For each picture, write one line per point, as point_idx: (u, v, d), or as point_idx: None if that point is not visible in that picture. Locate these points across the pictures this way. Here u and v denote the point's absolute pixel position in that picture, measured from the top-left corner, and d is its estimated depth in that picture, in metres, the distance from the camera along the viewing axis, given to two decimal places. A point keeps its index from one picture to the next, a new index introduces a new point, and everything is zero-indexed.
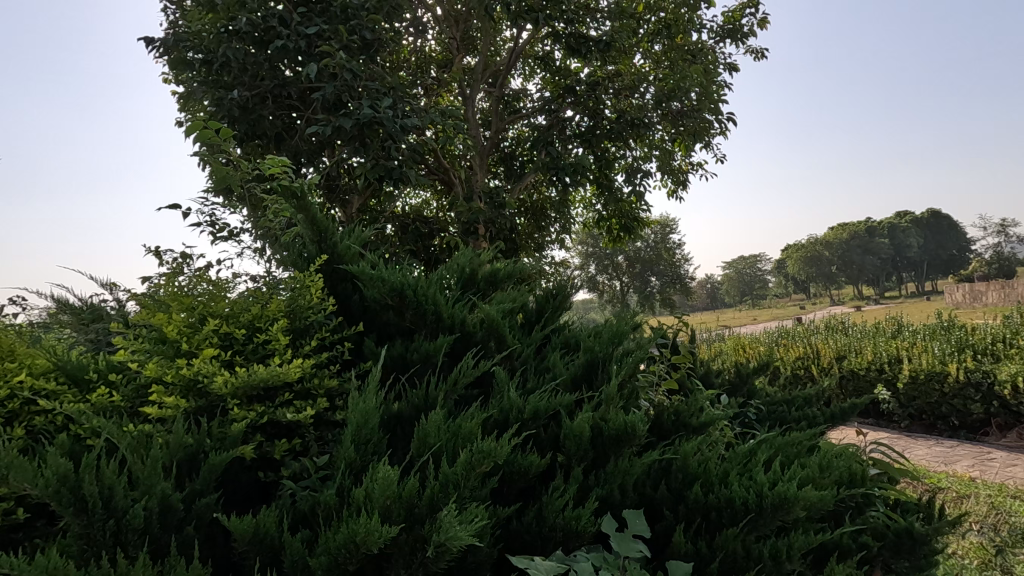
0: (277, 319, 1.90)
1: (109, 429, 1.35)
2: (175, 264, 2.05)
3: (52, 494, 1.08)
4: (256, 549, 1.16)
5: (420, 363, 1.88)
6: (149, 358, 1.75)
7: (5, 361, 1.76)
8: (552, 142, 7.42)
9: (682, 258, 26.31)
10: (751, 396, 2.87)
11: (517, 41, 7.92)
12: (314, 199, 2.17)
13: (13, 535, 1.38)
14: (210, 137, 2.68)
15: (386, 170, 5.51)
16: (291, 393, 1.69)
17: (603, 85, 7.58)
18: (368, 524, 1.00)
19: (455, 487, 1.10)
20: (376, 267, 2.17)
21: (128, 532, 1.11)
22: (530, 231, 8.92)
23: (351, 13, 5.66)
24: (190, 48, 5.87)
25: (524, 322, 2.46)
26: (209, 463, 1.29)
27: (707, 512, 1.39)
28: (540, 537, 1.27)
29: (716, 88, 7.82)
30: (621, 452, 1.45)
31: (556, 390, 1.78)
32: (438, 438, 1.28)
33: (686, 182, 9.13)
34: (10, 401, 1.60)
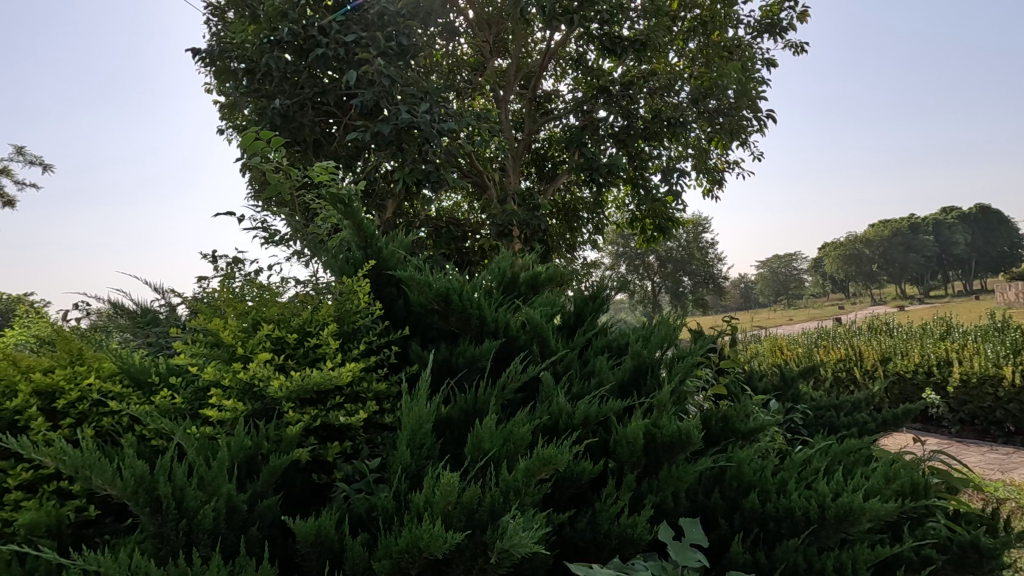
0: (327, 323, 1.94)
1: (176, 432, 1.41)
2: (227, 270, 2.12)
3: (130, 494, 1.14)
4: (317, 551, 1.18)
5: (466, 368, 1.89)
6: (206, 362, 1.82)
7: (74, 364, 1.86)
8: (585, 142, 7.37)
9: (715, 258, 25.84)
10: (797, 399, 2.81)
11: (551, 43, 7.89)
12: (361, 206, 2.22)
13: (85, 530, 1.45)
14: (260, 146, 2.75)
15: (422, 174, 5.59)
16: (341, 396, 1.72)
17: (637, 84, 7.49)
18: (431, 530, 1.01)
19: (515, 494, 1.10)
20: (421, 271, 2.20)
21: (199, 532, 1.15)
22: (562, 231, 8.89)
23: (388, 19, 5.74)
24: (235, 59, 6.06)
25: (564, 325, 2.45)
26: (269, 466, 1.33)
27: (766, 522, 1.36)
28: (595, 544, 1.26)
29: (754, 84, 7.62)
30: (673, 459, 1.43)
31: (603, 395, 1.77)
32: (493, 443, 1.29)
33: (722, 181, 8.95)
34: (80, 402, 1.68)
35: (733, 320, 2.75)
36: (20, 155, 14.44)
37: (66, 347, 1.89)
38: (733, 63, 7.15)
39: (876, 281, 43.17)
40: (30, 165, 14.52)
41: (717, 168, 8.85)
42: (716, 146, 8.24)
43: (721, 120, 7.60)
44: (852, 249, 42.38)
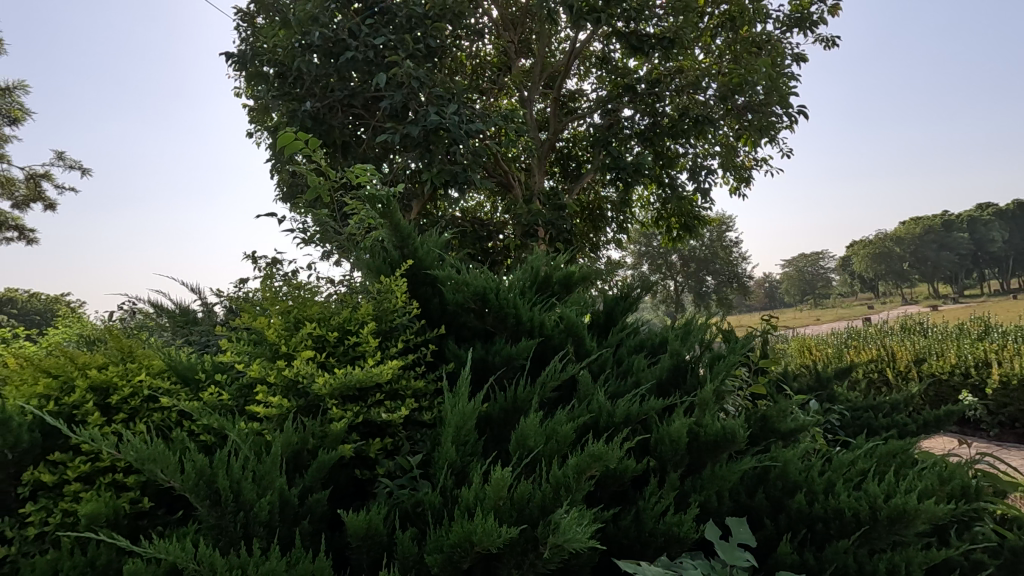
0: (366, 322, 1.97)
1: (226, 426, 1.45)
2: (267, 270, 2.17)
3: (192, 487, 1.17)
4: (367, 545, 1.20)
5: (503, 366, 1.91)
6: (251, 360, 1.86)
7: (125, 361, 1.92)
8: (611, 141, 7.34)
9: (739, 257, 25.42)
10: (833, 399, 2.77)
11: (576, 42, 7.86)
12: (398, 207, 2.25)
13: (139, 522, 1.49)
14: (301, 148, 2.82)
15: (451, 175, 5.65)
16: (381, 393, 1.75)
17: (663, 82, 7.42)
18: (484, 525, 1.02)
19: (566, 490, 1.11)
20: (456, 271, 2.22)
21: (256, 525, 1.19)
22: (586, 231, 8.86)
23: (416, 22, 5.81)
24: (266, 63, 6.18)
25: (595, 325, 2.45)
26: (318, 461, 1.37)
27: (813, 523, 1.35)
28: (639, 542, 1.26)
29: (785, 80, 7.49)
30: (717, 458, 1.43)
31: (641, 394, 1.77)
32: (538, 440, 1.31)
33: (749, 179, 8.81)
34: (133, 398, 1.73)
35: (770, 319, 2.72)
36: (61, 160, 14.87)
37: (117, 345, 1.96)
38: (763, 59, 7.04)
39: (908, 280, 42.02)
40: (70, 169, 14.96)
41: (745, 165, 8.72)
42: (744, 144, 8.13)
43: (750, 117, 7.49)
44: (882, 247, 41.31)
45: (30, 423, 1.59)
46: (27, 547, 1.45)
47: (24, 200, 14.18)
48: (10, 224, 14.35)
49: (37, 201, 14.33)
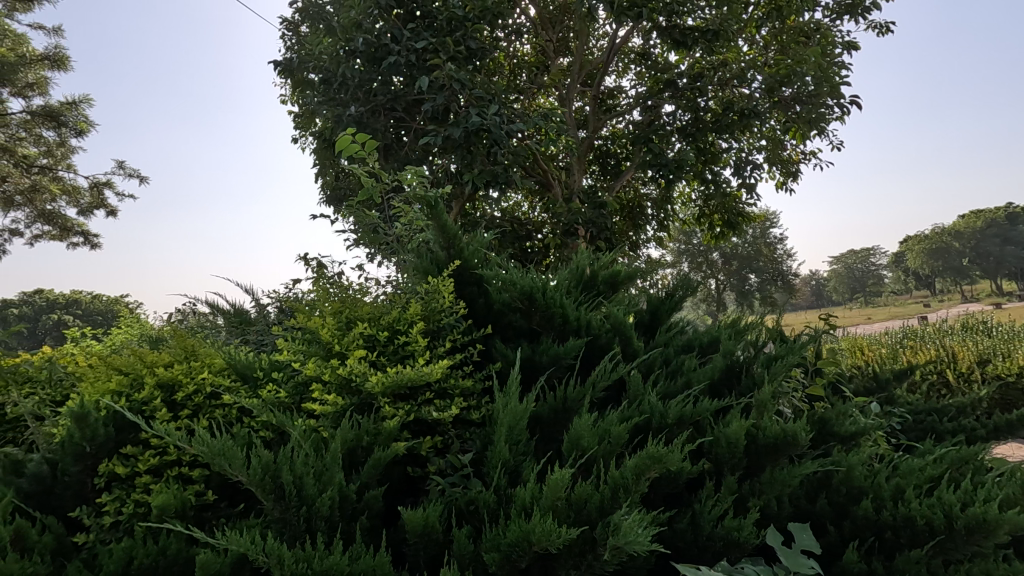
0: (415, 321, 2.00)
1: (285, 422, 1.49)
2: (319, 271, 2.23)
3: (259, 482, 1.22)
4: (423, 542, 1.22)
5: (550, 366, 1.91)
6: (306, 358, 1.92)
7: (188, 360, 2.01)
8: (652, 137, 7.21)
9: (784, 254, 24.57)
10: (892, 402, 2.65)
11: (616, 37, 7.76)
12: (444, 207, 2.28)
13: (204, 513, 1.56)
14: (354, 151, 2.90)
15: (492, 176, 5.69)
16: (431, 392, 1.77)
17: (706, 76, 7.26)
18: (542, 526, 1.03)
19: (624, 491, 1.10)
20: (502, 270, 2.23)
21: (318, 519, 1.23)
22: (626, 229, 8.73)
23: (457, 24, 5.86)
24: (312, 70, 6.35)
25: (641, 325, 2.42)
26: (374, 458, 1.40)
27: (881, 531, 1.31)
28: (697, 546, 1.24)
29: (836, 69, 7.19)
30: (776, 461, 1.39)
31: (693, 396, 1.74)
32: (592, 441, 1.30)
33: (797, 173, 8.52)
34: (196, 395, 1.81)
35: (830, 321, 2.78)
36: (122, 168, 15.63)
37: (181, 345, 2.05)
38: (813, 48, 6.78)
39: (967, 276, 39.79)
40: (129, 177, 15.73)
41: (792, 160, 8.43)
42: (792, 137, 7.87)
43: (798, 109, 7.24)
44: (939, 242, 39.22)
45: (104, 418, 1.68)
46: (103, 534, 1.53)
47: (89, 206, 15.02)
48: (77, 229, 15.23)
49: (99, 207, 15.14)
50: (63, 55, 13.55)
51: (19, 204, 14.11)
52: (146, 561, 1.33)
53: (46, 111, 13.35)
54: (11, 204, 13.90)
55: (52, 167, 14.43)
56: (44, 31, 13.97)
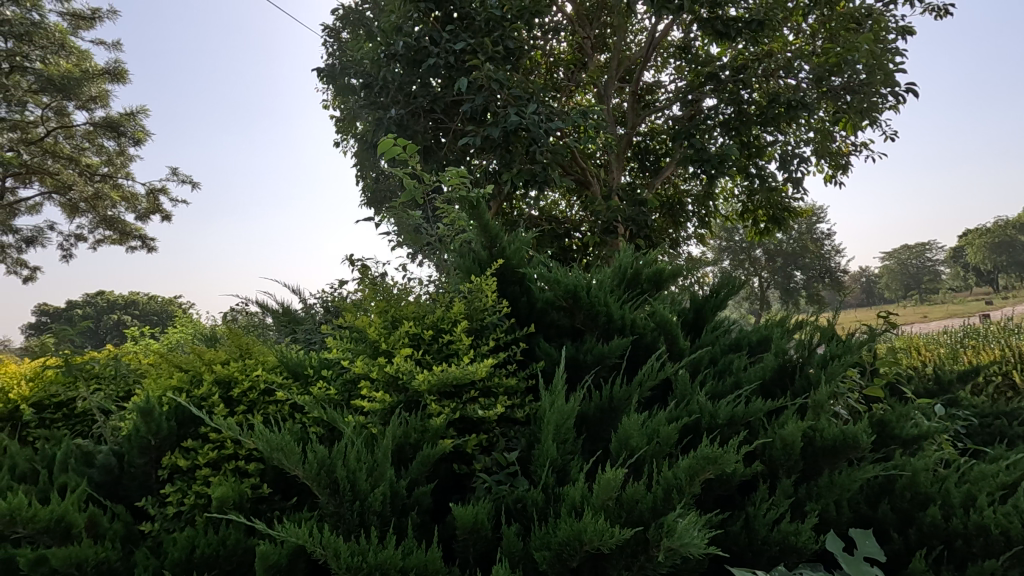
0: (458, 320, 2.02)
1: (336, 419, 1.53)
2: (364, 272, 2.27)
3: (315, 477, 1.26)
4: (473, 538, 1.23)
5: (594, 364, 1.89)
6: (354, 355, 1.96)
7: (243, 357, 2.08)
8: (693, 133, 7.04)
9: (832, 250, 23.63)
10: (955, 404, 2.53)
11: (655, 32, 7.63)
12: (486, 207, 2.29)
13: (260, 505, 1.61)
14: (398, 154, 2.95)
15: (531, 175, 5.71)
16: (476, 390, 1.77)
17: (750, 68, 7.05)
18: (595, 525, 1.02)
19: (678, 492, 1.08)
20: (544, 269, 2.23)
21: (371, 514, 1.26)
22: (665, 226, 8.56)
23: (494, 24, 5.86)
24: (353, 75, 6.48)
25: (686, 324, 2.37)
26: (423, 454, 1.42)
27: (951, 539, 1.25)
28: (752, 549, 1.21)
29: (890, 56, 6.85)
30: (835, 463, 1.34)
31: (742, 396, 1.70)
32: (641, 442, 1.29)
33: (847, 166, 8.18)
34: (251, 391, 1.88)
35: (889, 319, 2.74)
36: (176, 175, 16.33)
37: (235, 342, 2.12)
38: (865, 35, 6.49)
39: None
40: (183, 183, 16.43)
41: (841, 152, 8.10)
42: (842, 128, 7.56)
43: (849, 99, 6.94)
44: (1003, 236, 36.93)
45: (168, 413, 1.76)
46: (167, 524, 1.60)
47: (146, 212, 15.80)
48: (135, 234, 16.02)
49: (155, 213, 15.90)
50: (122, 69, 14.28)
51: (84, 211, 14.97)
52: (208, 550, 1.38)
53: (108, 122, 14.09)
54: (76, 211, 14.75)
55: (113, 175, 15.22)
56: (105, 47, 14.77)
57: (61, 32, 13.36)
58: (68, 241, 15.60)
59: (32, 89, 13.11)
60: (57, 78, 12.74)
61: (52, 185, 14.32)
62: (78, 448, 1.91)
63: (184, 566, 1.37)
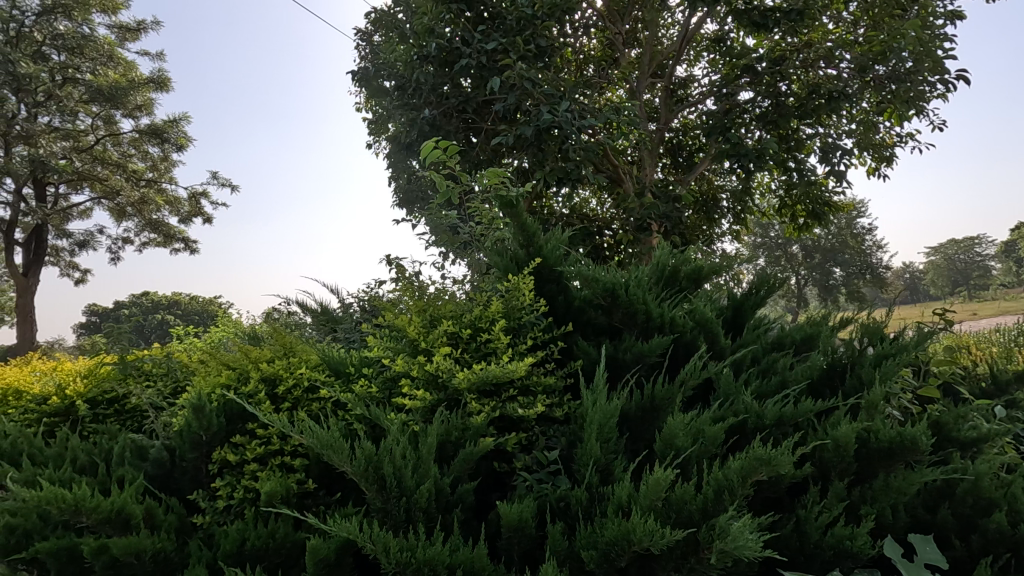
0: (496, 319, 2.02)
1: (380, 416, 1.55)
2: (403, 273, 2.30)
3: (364, 473, 1.29)
4: (517, 536, 1.23)
5: (634, 363, 1.88)
6: (393, 354, 1.98)
7: (286, 356, 2.13)
8: (729, 126, 6.89)
9: (873, 245, 22.83)
10: (1015, 404, 2.41)
11: (688, 25, 7.49)
12: (523, 206, 2.28)
13: (305, 500, 1.64)
14: (438, 155, 2.98)
15: (564, 172, 5.76)
16: (515, 389, 1.78)
17: (788, 59, 6.86)
18: (644, 525, 1.00)
19: (729, 492, 1.06)
20: (581, 268, 2.22)
21: (417, 510, 1.28)
22: (700, 223, 8.40)
23: (525, 24, 5.85)
24: (386, 77, 6.56)
25: (727, 322, 2.33)
26: (465, 452, 1.44)
27: (1017, 548, 1.21)
28: (804, 554, 1.18)
29: (939, 42, 6.56)
30: (892, 467, 1.29)
31: (788, 395, 1.66)
32: (686, 442, 1.27)
33: (891, 157, 7.90)
34: (296, 389, 1.93)
35: (947, 317, 2.64)
36: (216, 179, 16.83)
37: (280, 340, 2.18)
38: (911, 21, 6.22)
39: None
40: (223, 186, 16.95)
41: (885, 143, 7.81)
42: (887, 119, 7.28)
43: (893, 88, 6.67)
44: None
45: (217, 409, 1.81)
46: (218, 517, 1.65)
47: (188, 215, 16.33)
48: (178, 236, 16.59)
49: (197, 215, 16.45)
50: (165, 77, 14.81)
51: (131, 215, 15.59)
52: (258, 543, 1.42)
53: (152, 129, 14.68)
54: (123, 214, 15.34)
55: (157, 180, 15.78)
56: (149, 56, 15.38)
57: (109, 44, 14.01)
58: (116, 244, 16.26)
59: (82, 100, 13.77)
60: (106, 88, 13.36)
61: (101, 191, 14.93)
62: (133, 442, 1.98)
63: (236, 558, 1.41)
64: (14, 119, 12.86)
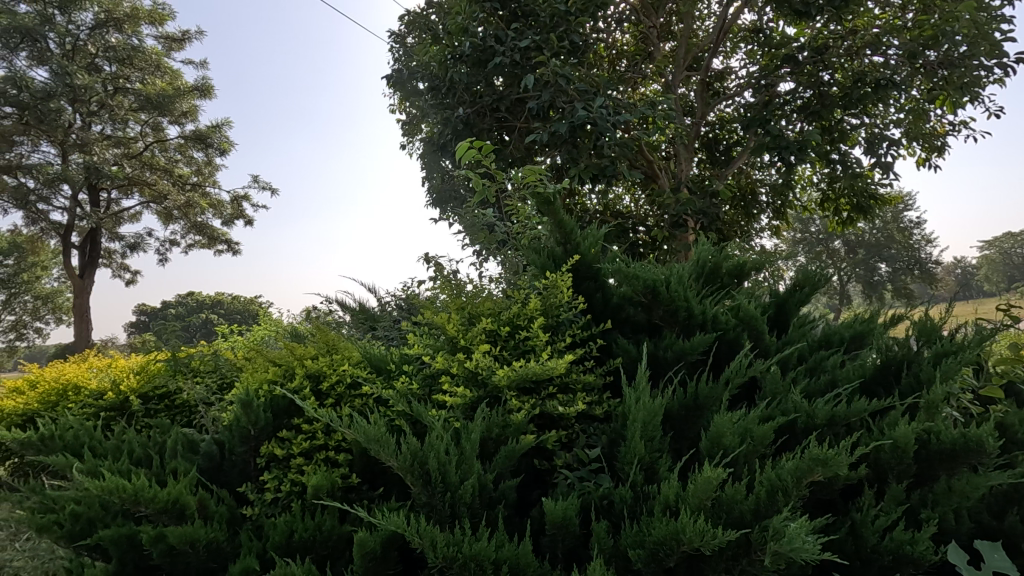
0: (534, 317, 2.02)
1: (422, 412, 1.57)
2: (441, 272, 2.32)
3: (410, 468, 1.30)
4: (562, 534, 1.23)
5: (676, 361, 1.85)
6: (433, 351, 2.00)
7: (328, 353, 2.17)
8: (769, 119, 6.69)
9: (922, 239, 21.85)
10: None
11: (725, 16, 7.31)
12: (560, 203, 2.26)
13: (349, 494, 1.68)
14: (474, 154, 2.99)
15: (599, 169, 5.70)
16: (554, 386, 1.77)
17: (832, 47, 6.62)
18: (695, 525, 0.99)
19: (782, 492, 1.03)
20: (619, 265, 2.19)
21: (461, 506, 1.29)
22: (738, 219, 8.20)
23: (559, 20, 5.83)
24: (420, 77, 6.61)
25: (771, 320, 2.26)
26: (507, 449, 1.44)
27: None
28: (861, 558, 1.14)
29: (995, 25, 6.23)
30: (953, 470, 1.24)
31: (839, 395, 1.60)
32: (734, 441, 1.24)
33: (942, 147, 7.55)
34: (340, 385, 1.97)
35: (1010, 313, 2.50)
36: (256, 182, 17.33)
37: (323, 338, 2.22)
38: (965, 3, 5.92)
39: None
40: (263, 189, 17.44)
41: (936, 133, 7.46)
42: (938, 106, 6.96)
43: (946, 74, 6.37)
44: None
45: (265, 404, 1.87)
46: (267, 509, 1.70)
47: (231, 217, 16.87)
48: (221, 238, 17.14)
49: (238, 218, 16.97)
50: (208, 84, 15.34)
51: (177, 218, 16.20)
52: (306, 535, 1.46)
53: (197, 135, 15.23)
54: (170, 218, 15.94)
55: (201, 184, 16.35)
56: (193, 65, 15.96)
57: (157, 54, 14.61)
58: (164, 246, 16.90)
59: (132, 108, 14.39)
60: (154, 96, 13.97)
61: (150, 195, 15.54)
62: (184, 436, 2.05)
63: (285, 549, 1.45)
64: (70, 128, 13.53)
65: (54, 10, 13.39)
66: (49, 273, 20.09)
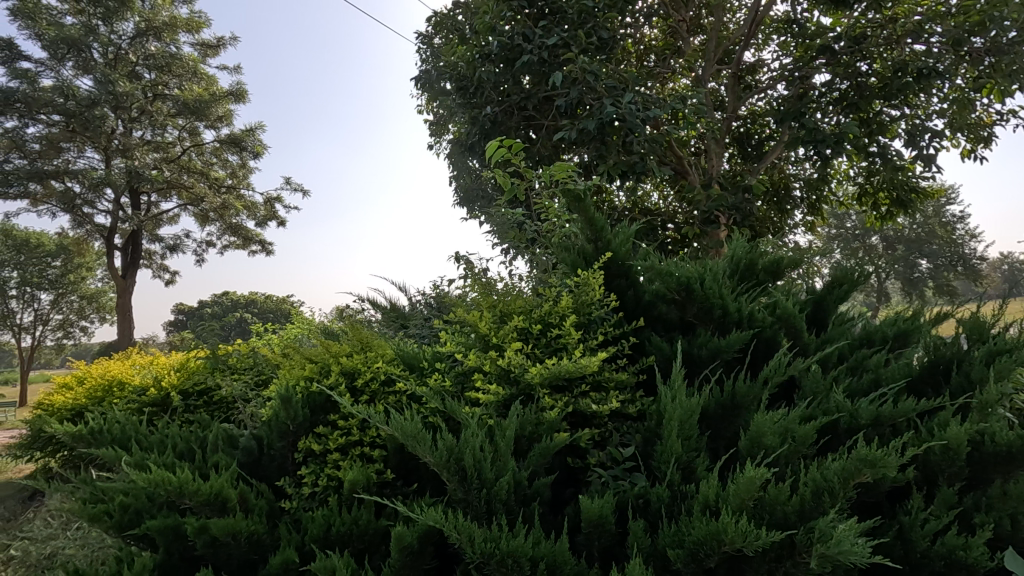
0: (566, 315, 2.01)
1: (456, 409, 1.58)
2: (472, 271, 2.33)
3: (445, 464, 1.31)
4: (598, 532, 1.23)
5: (711, 360, 1.82)
6: (465, 349, 2.01)
7: (361, 351, 2.21)
8: (804, 112, 6.51)
9: (967, 235, 20.94)
10: None
11: (757, 7, 7.15)
12: (591, 200, 2.25)
13: (384, 490, 1.70)
14: (503, 153, 2.99)
15: (628, 166, 5.63)
16: (586, 384, 1.76)
17: (870, 37, 6.41)
18: (737, 525, 0.97)
19: (827, 493, 1.01)
20: (651, 263, 2.16)
21: (497, 502, 1.29)
22: (770, 215, 8.01)
23: (587, 17, 5.80)
24: (448, 77, 6.64)
25: (809, 319, 2.21)
26: (542, 446, 1.44)
27: None
28: (910, 562, 1.11)
29: None
30: (1008, 473, 1.19)
31: (882, 395, 1.56)
32: (774, 441, 1.21)
33: (989, 138, 7.23)
34: (374, 383, 2.00)
35: None
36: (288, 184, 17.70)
37: (357, 336, 2.26)
38: None
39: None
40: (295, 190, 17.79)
41: (982, 123, 7.16)
42: (985, 96, 6.67)
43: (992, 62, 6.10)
44: None
45: (302, 400, 1.91)
46: (305, 502, 1.73)
47: (264, 218, 17.28)
48: (255, 239, 17.57)
49: (272, 219, 17.36)
50: (242, 89, 15.74)
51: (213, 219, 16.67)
52: (344, 528, 1.49)
53: (232, 138, 15.65)
54: (206, 219, 16.42)
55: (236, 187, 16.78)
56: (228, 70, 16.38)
57: (193, 61, 15.05)
58: (200, 247, 17.41)
59: (170, 114, 14.88)
60: (192, 102, 14.42)
61: (188, 198, 16.02)
62: (225, 430, 2.11)
63: (324, 542, 1.48)
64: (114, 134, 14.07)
65: (97, 21, 13.94)
66: (94, 274, 20.89)
